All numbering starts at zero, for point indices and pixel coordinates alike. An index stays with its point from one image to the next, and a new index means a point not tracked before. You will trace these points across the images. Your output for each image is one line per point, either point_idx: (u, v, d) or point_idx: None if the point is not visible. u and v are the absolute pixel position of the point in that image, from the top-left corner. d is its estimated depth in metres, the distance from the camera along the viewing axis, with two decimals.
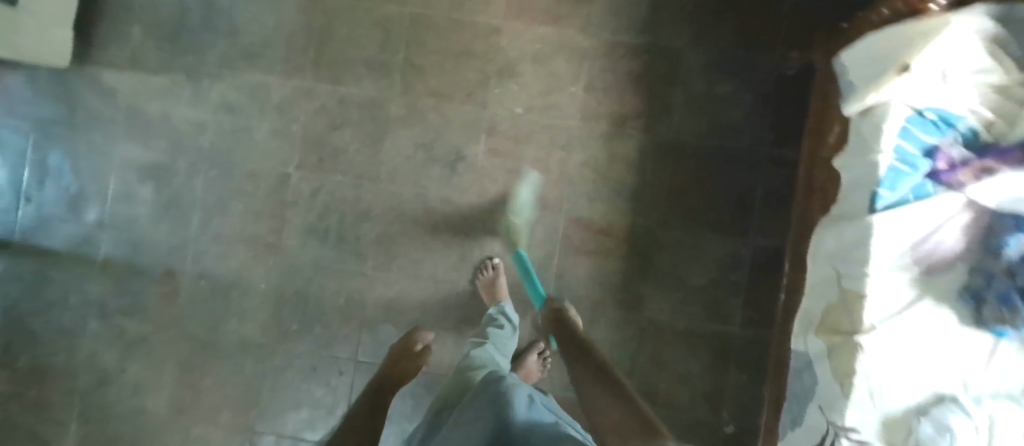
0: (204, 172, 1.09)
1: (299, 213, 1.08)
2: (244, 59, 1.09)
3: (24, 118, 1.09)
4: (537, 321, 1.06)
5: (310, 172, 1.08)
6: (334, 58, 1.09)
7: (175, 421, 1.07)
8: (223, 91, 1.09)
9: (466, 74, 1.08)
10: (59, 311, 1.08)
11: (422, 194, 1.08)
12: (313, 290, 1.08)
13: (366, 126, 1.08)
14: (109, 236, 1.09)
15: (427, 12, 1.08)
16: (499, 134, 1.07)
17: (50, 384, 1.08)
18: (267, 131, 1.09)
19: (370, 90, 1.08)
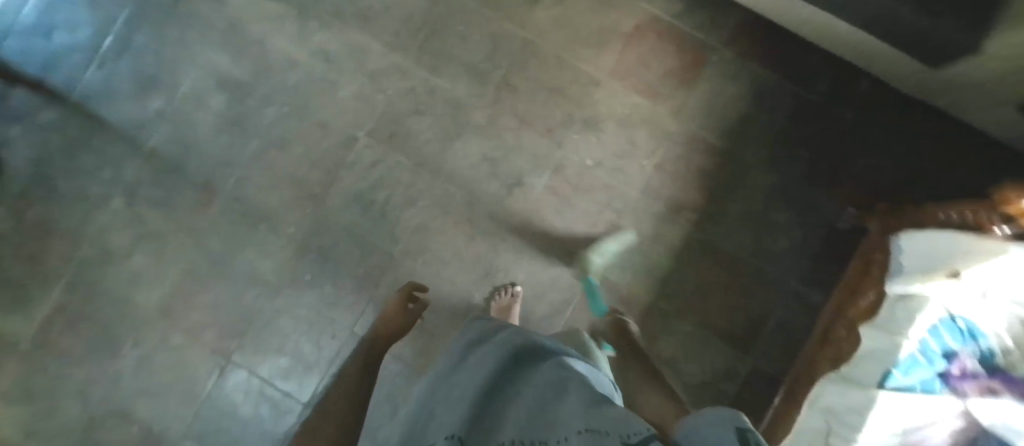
0: (279, 104, 1.10)
1: (351, 176, 1.10)
2: (357, 18, 1.12)
3: None
4: None
5: (377, 142, 1.10)
6: (439, 49, 1.12)
7: (158, 323, 1.07)
8: (326, 38, 1.11)
9: (553, 111, 1.12)
10: (87, 179, 1.07)
11: (472, 204, 1.11)
12: (337, 251, 1.09)
13: (445, 122, 1.11)
14: (166, 127, 1.09)
15: (540, 42, 1.12)
16: (564, 176, 1.11)
17: (51, 244, 1.06)
18: (352, 90, 1.11)
19: (461, 91, 1.12)
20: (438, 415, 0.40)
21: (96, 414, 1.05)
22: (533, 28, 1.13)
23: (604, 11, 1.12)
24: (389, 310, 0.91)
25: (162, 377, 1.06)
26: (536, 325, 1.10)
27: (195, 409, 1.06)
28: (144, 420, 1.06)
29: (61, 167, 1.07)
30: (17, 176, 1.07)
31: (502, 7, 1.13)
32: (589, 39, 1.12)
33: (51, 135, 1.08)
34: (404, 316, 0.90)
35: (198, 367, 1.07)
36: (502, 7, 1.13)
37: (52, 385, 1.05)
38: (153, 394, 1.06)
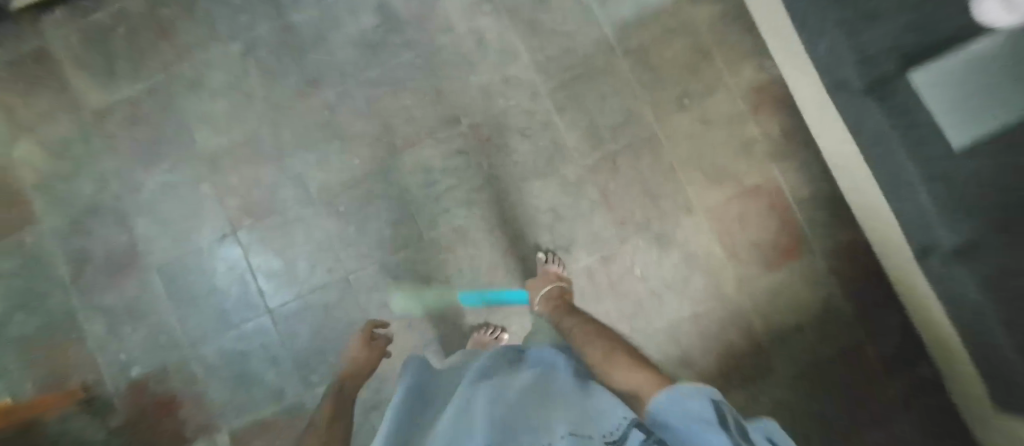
0: (415, 52, 1.10)
1: (432, 151, 1.10)
2: (527, 21, 1.10)
3: None
4: None
5: (473, 137, 1.10)
6: (576, 92, 1.09)
7: (199, 164, 1.10)
8: (489, 22, 1.10)
9: (635, 210, 1.08)
10: (225, 12, 1.11)
11: (515, 241, 1.09)
12: (379, 204, 1.10)
13: (539, 157, 1.09)
14: (313, 11, 1.11)
15: (665, 145, 1.08)
16: (608, 270, 1.08)
17: (163, 45, 1.10)
18: (481, 81, 1.10)
19: (571, 141, 1.09)
20: (428, 434, 0.45)
21: (104, 202, 1.09)
22: (668, 128, 1.08)
23: (741, 156, 1.07)
24: (355, 351, 0.92)
25: (171, 209, 1.09)
26: None
27: (180, 252, 1.09)
28: (134, 233, 1.09)
29: None
30: None
31: (654, 93, 1.08)
32: (711, 171, 1.07)
33: None
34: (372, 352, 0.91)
35: (205, 220, 1.09)
36: (654, 93, 1.08)
37: (87, 157, 1.10)
38: (156, 218, 1.09)
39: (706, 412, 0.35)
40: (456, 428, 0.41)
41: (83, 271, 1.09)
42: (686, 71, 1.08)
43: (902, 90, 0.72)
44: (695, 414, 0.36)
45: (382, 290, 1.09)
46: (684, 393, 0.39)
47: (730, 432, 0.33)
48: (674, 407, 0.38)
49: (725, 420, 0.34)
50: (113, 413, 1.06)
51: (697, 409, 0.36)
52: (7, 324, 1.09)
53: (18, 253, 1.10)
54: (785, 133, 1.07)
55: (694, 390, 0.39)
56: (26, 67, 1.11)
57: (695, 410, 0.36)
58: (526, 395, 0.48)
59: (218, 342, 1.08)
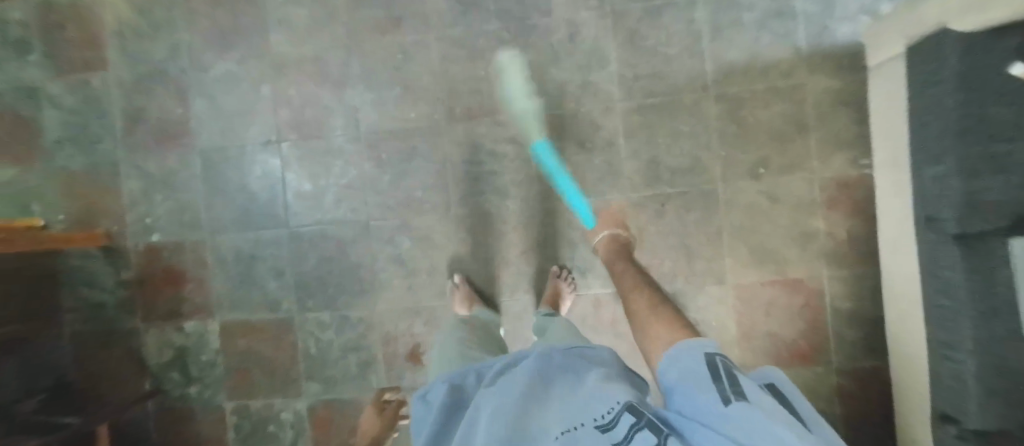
0: (505, 24, 1.05)
1: (489, 129, 1.07)
2: (629, 30, 1.01)
3: None
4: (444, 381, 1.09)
5: (532, 130, 1.06)
6: (653, 121, 1.03)
7: (266, 65, 1.10)
8: (591, 18, 1.02)
9: (666, 260, 1.04)
10: None
11: (537, 245, 1.07)
12: (418, 163, 1.09)
13: (589, 173, 1.05)
14: None
15: (720, 207, 1.02)
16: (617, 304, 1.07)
17: None
18: (560, 76, 1.04)
19: (627, 169, 1.04)
20: None
21: (169, 71, 1.11)
22: (730, 191, 1.01)
23: (794, 246, 1.01)
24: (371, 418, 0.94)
25: (228, 99, 1.11)
26: None
27: (224, 142, 1.11)
28: (190, 110, 1.11)
29: None
30: None
31: (730, 151, 1.01)
32: (756, 249, 1.01)
33: None
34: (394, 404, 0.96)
35: (257, 120, 1.10)
36: (731, 150, 1.01)
37: (166, 23, 1.11)
38: (213, 103, 1.11)
39: (701, 371, 0.40)
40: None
41: (133, 129, 1.12)
42: (773, 139, 0.99)
43: (991, 245, 0.58)
44: (688, 370, 0.42)
45: (396, 244, 1.10)
46: (678, 353, 0.45)
47: (719, 384, 0.37)
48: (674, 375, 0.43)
49: (716, 374, 0.39)
50: (125, 267, 1.13)
51: (691, 370, 0.41)
52: (55, 154, 1.15)
53: (79, 90, 1.14)
54: (849, 239, 0.99)
55: (692, 348, 0.45)
56: None
57: (691, 371, 0.41)
58: (526, 391, 0.43)
59: (233, 237, 1.12)
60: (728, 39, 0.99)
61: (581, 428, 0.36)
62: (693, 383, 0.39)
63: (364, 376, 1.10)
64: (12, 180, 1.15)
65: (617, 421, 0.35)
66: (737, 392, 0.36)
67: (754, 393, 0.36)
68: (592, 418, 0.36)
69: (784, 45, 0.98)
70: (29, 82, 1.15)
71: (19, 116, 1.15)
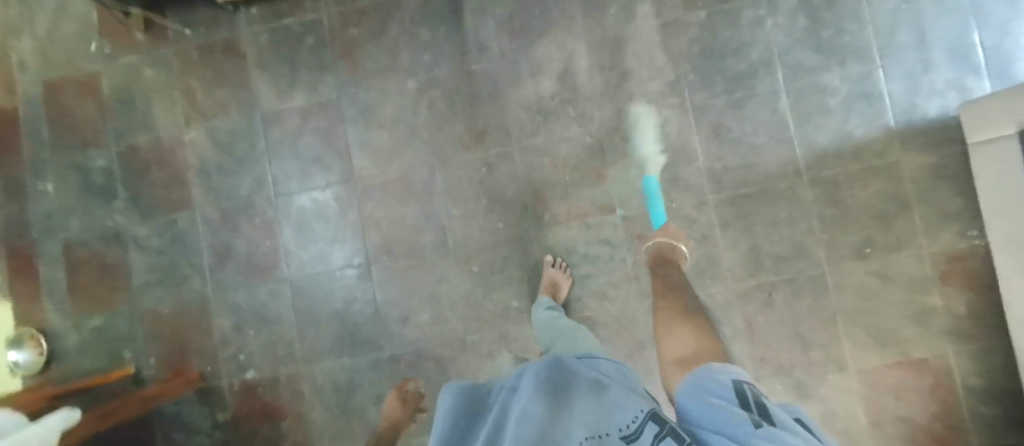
0: (586, 129, 1.05)
1: (579, 232, 1.06)
2: (713, 125, 1.02)
3: None
4: None
5: (625, 232, 1.04)
6: (749, 211, 1.01)
7: (351, 189, 1.11)
8: (672, 118, 1.03)
9: (780, 349, 1.00)
10: (409, 48, 1.09)
11: (641, 346, 1.04)
12: (511, 272, 1.07)
13: (690, 268, 1.02)
14: (492, 66, 1.07)
15: (831, 292, 0.99)
16: None
17: (343, 69, 1.11)
18: (649, 176, 1.04)
19: (726, 260, 1.02)
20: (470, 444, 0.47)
21: (255, 205, 1.12)
22: (838, 275, 0.99)
23: (913, 325, 0.97)
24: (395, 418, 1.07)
25: (315, 228, 1.11)
26: None
27: (313, 269, 1.11)
28: (278, 242, 1.12)
29: (403, 20, 1.10)
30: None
31: (832, 234, 0.99)
32: (873, 332, 0.98)
33: None
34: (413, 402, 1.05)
35: (344, 245, 1.11)
36: (833, 233, 0.99)
37: (250, 157, 1.12)
38: (301, 233, 1.11)
39: (725, 394, 0.49)
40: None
41: (221, 266, 1.12)
42: (876, 220, 0.98)
43: None
44: (716, 399, 0.49)
45: (495, 358, 1.07)
46: (705, 384, 0.54)
47: (747, 409, 0.43)
48: (696, 399, 0.53)
49: (743, 401, 0.47)
50: (221, 407, 1.10)
51: (721, 396, 0.48)
52: (144, 295, 1.13)
53: (164, 231, 1.13)
54: (972, 315, 0.95)
55: (712, 375, 0.56)
56: (215, 56, 1.13)
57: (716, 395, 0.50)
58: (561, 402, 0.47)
59: (328, 364, 1.09)
60: (815, 124, 0.99)
61: (606, 435, 0.40)
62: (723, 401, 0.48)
63: None
64: (100, 327, 1.13)
65: (640, 429, 0.41)
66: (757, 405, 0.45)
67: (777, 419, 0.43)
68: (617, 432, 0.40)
69: (874, 126, 0.98)
70: (112, 226, 1.14)
71: (104, 261, 1.14)
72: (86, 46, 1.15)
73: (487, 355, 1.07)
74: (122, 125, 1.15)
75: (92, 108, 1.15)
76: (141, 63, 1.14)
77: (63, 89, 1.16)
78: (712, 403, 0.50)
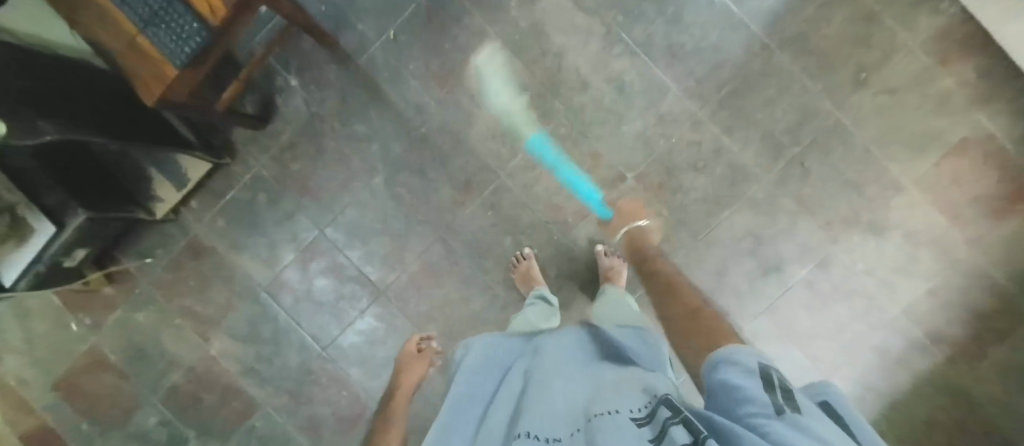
0: (556, 123, 1.02)
1: (607, 215, 1.03)
2: (665, 51, 0.99)
3: None
4: None
5: (645, 192, 1.02)
6: (742, 104, 0.99)
7: (386, 303, 1.08)
8: (625, 66, 1.00)
9: (840, 204, 0.99)
10: (354, 149, 1.05)
11: (720, 277, 1.02)
12: (571, 285, 1.06)
13: (721, 185, 1.00)
14: (438, 121, 1.04)
15: (853, 130, 0.98)
16: (828, 277, 1.00)
17: (309, 205, 1.07)
18: (637, 129, 1.01)
19: (749, 158, 1.00)
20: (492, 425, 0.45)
21: (311, 368, 1.10)
22: (850, 111, 0.98)
23: (941, 112, 0.96)
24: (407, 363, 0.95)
25: (377, 355, 1.09)
26: None
27: None
28: (354, 387, 1.10)
29: (332, 128, 1.05)
30: (291, 126, 1.05)
31: (826, 80, 0.97)
32: (910, 140, 0.97)
33: (332, 101, 1.04)
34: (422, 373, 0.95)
35: None
36: (826, 79, 0.97)
37: (279, 332, 1.09)
38: (368, 367, 1.10)
39: (753, 382, 0.33)
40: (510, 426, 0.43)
41: (317, 438, 1.11)
42: (855, 45, 0.96)
43: None
44: (739, 385, 0.33)
45: None
46: (731, 362, 0.37)
47: (772, 395, 0.31)
48: (714, 389, 0.36)
49: (773, 394, 0.31)
50: None
51: (738, 377, 0.34)
52: None
53: (249, 440, 1.12)
54: (988, 73, 0.94)
55: (738, 358, 0.37)
56: (187, 266, 1.09)
57: (739, 384, 0.33)
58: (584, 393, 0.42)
59: None
60: None
61: (615, 412, 0.35)
62: (744, 391, 0.32)
63: None
64: None
65: (653, 416, 0.34)
66: (795, 404, 0.30)
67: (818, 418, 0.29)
68: (626, 410, 0.35)
69: None
70: None
71: None
72: (68, 329, 1.11)
73: None
74: (149, 375, 1.11)
75: (111, 378, 1.12)
76: (125, 313, 1.10)
77: (73, 378, 1.12)
78: (732, 393, 0.34)
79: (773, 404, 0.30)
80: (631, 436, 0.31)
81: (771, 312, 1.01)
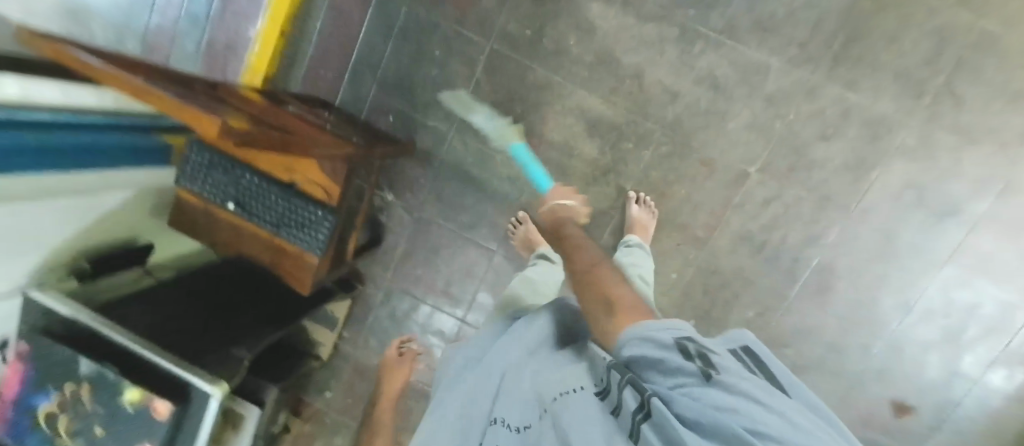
0: (657, 145, 0.96)
1: (741, 217, 0.97)
2: (753, 29, 0.89)
3: (490, 31, 0.96)
4: (949, 401, 0.97)
5: (774, 179, 0.94)
6: (862, 54, 0.87)
7: None
8: (713, 62, 0.91)
9: (1011, 121, 0.86)
10: (467, 237, 1.06)
11: (886, 239, 0.93)
12: (725, 296, 1.00)
13: (862, 147, 0.90)
14: (535, 184, 1.02)
15: (1007, 34, 0.83)
16: (1014, 202, 0.89)
17: (443, 300, 1.11)
18: (746, 121, 0.93)
19: (886, 108, 0.88)
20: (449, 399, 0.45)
21: None
22: (998, 15, 0.82)
23: None
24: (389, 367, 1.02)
25: None
26: (965, 371, 0.95)
27: None
28: None
29: (437, 225, 1.06)
30: (400, 236, 1.08)
31: None
32: None
33: (430, 201, 1.05)
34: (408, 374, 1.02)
35: None
36: None
37: None
38: None
39: (664, 348, 0.29)
40: (470, 398, 0.42)
41: None
42: None
43: None
44: (650, 354, 0.30)
45: (784, 360, 1.01)
46: (633, 327, 0.33)
47: (691, 359, 0.28)
48: (627, 355, 0.32)
49: (692, 358, 0.28)
50: None
51: (651, 345, 0.30)
52: None
53: None
54: None
55: (646, 327, 0.32)
56: (359, 385, 1.18)
57: (652, 353, 0.30)
58: (550, 363, 0.42)
59: None
60: None
61: (578, 391, 0.34)
62: (657, 360, 0.29)
63: None
64: None
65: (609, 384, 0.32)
66: (709, 361, 0.27)
67: (742, 372, 0.26)
68: (590, 385, 0.35)
69: None
70: None
71: None
72: None
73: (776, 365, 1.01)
74: None
75: None
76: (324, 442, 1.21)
77: None
78: (646, 361, 0.30)
79: (695, 369, 0.27)
80: (601, 421, 0.30)
81: (956, 257, 0.92)
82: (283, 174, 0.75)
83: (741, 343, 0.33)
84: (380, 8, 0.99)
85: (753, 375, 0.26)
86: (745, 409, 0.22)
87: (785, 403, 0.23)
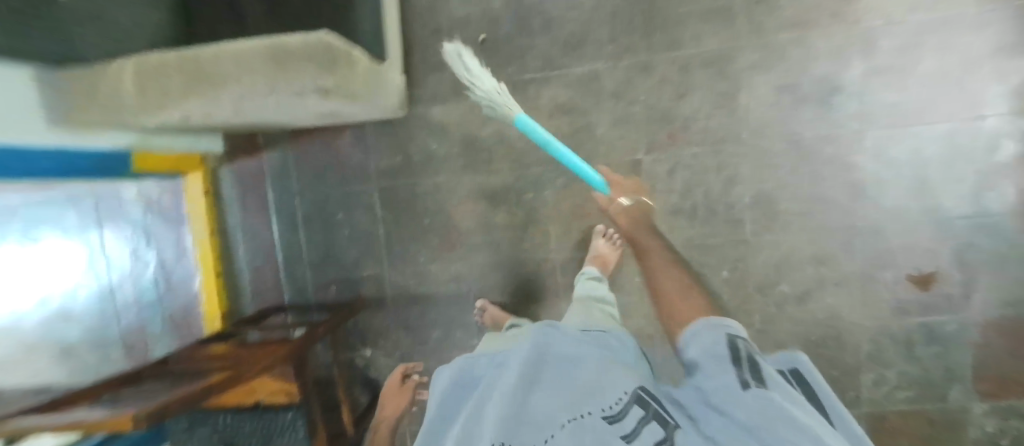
0: (552, 182, 1.00)
1: (660, 197, 0.98)
2: (567, 52, 0.98)
3: (370, 174, 1.07)
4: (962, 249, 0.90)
5: (664, 152, 0.97)
6: (665, 18, 0.94)
7: None
8: (553, 93, 0.99)
9: None
10: (448, 348, 1.09)
11: (795, 141, 0.93)
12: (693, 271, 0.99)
13: (717, 84, 0.94)
14: (475, 271, 1.06)
15: None
16: (882, 49, 0.88)
17: None
18: (609, 121, 0.98)
19: (714, 43, 0.93)
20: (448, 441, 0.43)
21: None
22: None
23: None
24: (390, 395, 1.04)
25: None
26: (953, 214, 0.90)
27: None
28: None
29: (419, 351, 1.10)
30: None
31: None
32: None
33: (402, 334, 1.11)
34: (406, 403, 1.05)
35: None
36: None
37: None
38: None
39: (720, 350, 0.37)
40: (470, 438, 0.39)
41: None
42: None
43: None
44: (709, 354, 0.38)
45: (784, 296, 0.97)
46: (699, 332, 0.41)
47: (739, 368, 0.34)
48: (692, 352, 0.40)
49: (741, 364, 0.35)
50: None
51: (713, 349, 0.38)
52: None
53: None
54: None
55: (706, 327, 0.41)
56: None
57: (711, 359, 0.37)
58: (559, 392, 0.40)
59: None
60: None
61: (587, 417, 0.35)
62: (712, 361, 0.37)
63: (955, 341, 0.93)
64: None
65: (626, 408, 0.35)
66: (760, 375, 0.33)
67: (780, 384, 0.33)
68: (600, 409, 0.36)
69: None
70: None
71: None
72: None
73: (779, 305, 0.98)
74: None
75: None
76: None
77: None
78: (704, 360, 0.38)
79: (739, 378, 0.33)
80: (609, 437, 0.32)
81: (867, 122, 0.90)
82: (247, 400, 0.81)
83: (793, 364, 0.39)
84: (278, 210, 1.12)
85: (784, 389, 0.32)
86: (774, 422, 0.28)
87: (813, 418, 0.29)
